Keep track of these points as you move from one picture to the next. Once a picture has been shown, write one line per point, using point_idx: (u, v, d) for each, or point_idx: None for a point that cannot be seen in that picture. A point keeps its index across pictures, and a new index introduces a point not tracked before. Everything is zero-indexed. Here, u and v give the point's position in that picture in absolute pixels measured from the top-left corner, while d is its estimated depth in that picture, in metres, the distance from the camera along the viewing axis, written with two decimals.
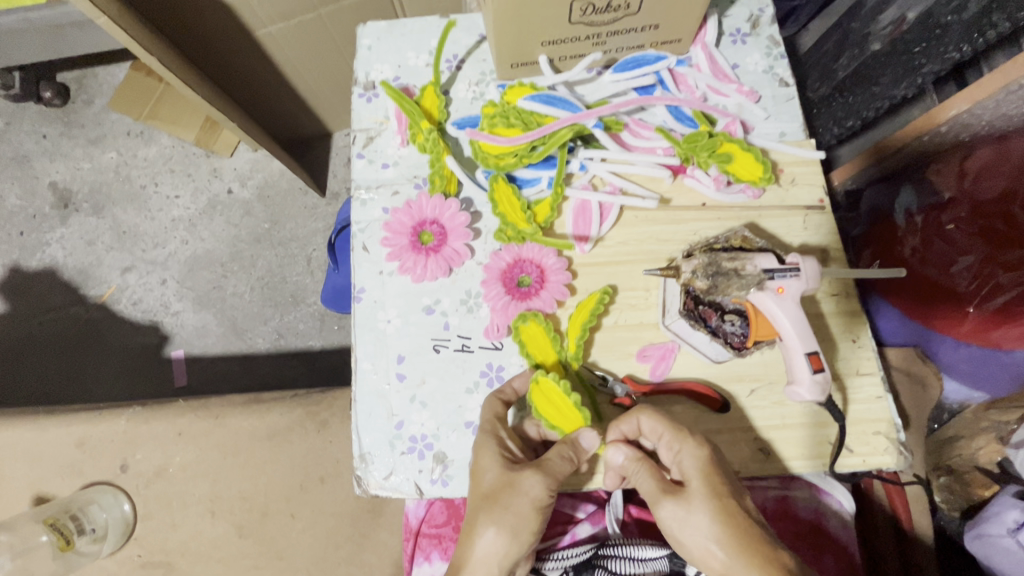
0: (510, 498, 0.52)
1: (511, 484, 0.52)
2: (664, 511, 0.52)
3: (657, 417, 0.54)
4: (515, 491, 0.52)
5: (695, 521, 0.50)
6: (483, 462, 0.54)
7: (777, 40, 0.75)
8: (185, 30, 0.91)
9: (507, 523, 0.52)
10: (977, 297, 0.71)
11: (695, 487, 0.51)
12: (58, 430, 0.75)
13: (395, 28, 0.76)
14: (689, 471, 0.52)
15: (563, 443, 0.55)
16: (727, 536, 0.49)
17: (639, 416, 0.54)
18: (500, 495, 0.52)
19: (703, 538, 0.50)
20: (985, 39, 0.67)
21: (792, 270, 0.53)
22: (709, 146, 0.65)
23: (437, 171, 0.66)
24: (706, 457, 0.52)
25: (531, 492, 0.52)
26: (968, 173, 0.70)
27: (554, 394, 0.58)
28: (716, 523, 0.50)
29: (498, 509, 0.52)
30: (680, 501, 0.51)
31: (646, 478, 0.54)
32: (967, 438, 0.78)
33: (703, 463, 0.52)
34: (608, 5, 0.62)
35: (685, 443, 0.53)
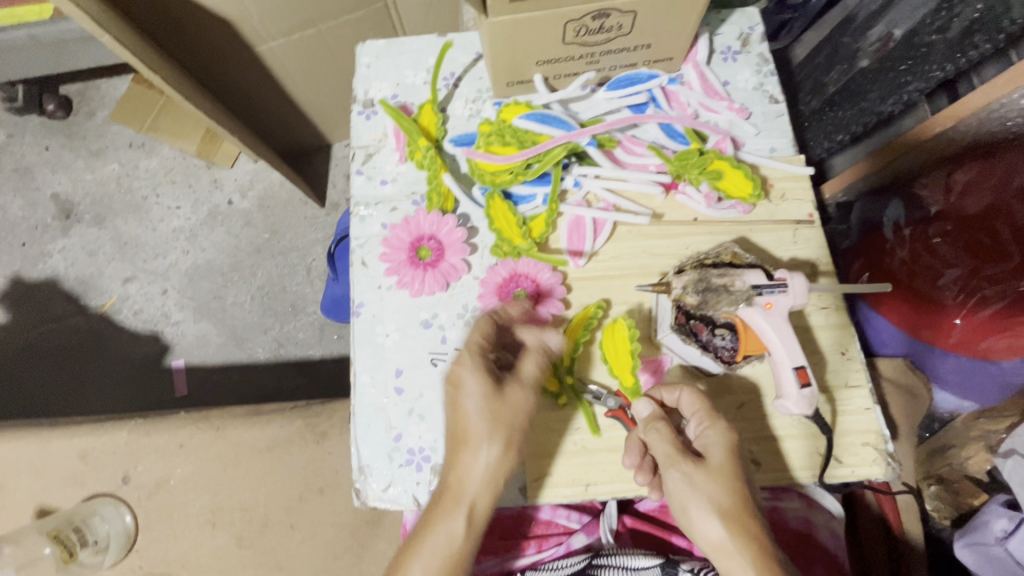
0: (503, 412, 0.54)
1: (501, 399, 0.54)
2: (677, 473, 0.52)
3: (698, 393, 0.55)
4: (506, 403, 0.54)
5: (704, 490, 0.50)
6: (474, 384, 0.54)
7: (767, 57, 0.77)
8: (187, 46, 0.93)
9: (501, 436, 0.54)
10: (964, 309, 0.71)
11: (717, 461, 0.51)
12: (61, 442, 0.76)
13: (393, 47, 0.78)
14: (713, 447, 0.52)
15: (534, 351, 0.57)
16: (733, 513, 0.50)
17: (683, 390, 0.56)
18: (494, 414, 0.54)
19: (707, 505, 0.50)
20: (968, 58, 0.69)
21: (780, 286, 0.55)
22: (700, 163, 0.66)
23: (435, 188, 0.68)
24: (731, 440, 0.53)
25: (520, 403, 0.55)
26: (955, 188, 0.72)
27: (620, 339, 0.62)
28: (727, 494, 0.50)
29: (496, 422, 0.54)
30: (699, 468, 0.51)
31: (664, 440, 0.54)
32: (958, 447, 0.81)
33: (730, 444, 0.52)
34: (601, 26, 0.63)
35: (715, 423, 0.53)
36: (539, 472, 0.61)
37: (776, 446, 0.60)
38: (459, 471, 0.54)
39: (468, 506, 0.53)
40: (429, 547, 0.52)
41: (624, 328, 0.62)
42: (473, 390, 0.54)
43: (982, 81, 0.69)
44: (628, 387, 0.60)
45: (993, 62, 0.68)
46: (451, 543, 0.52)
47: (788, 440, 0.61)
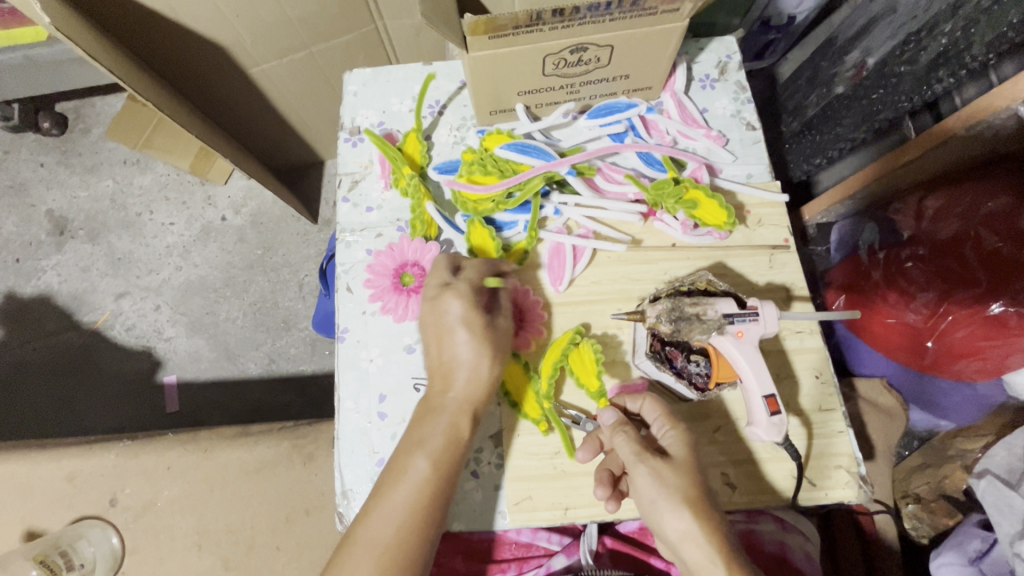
0: (499, 338, 0.60)
1: (497, 327, 0.60)
2: (646, 469, 0.53)
3: (658, 401, 0.58)
4: (501, 332, 0.60)
5: (671, 485, 0.52)
6: (479, 313, 0.58)
7: (744, 85, 0.79)
8: (180, 70, 0.95)
9: (498, 356, 0.59)
10: (934, 332, 0.72)
11: (681, 458, 0.53)
12: (50, 464, 0.77)
13: (380, 75, 0.79)
14: (675, 446, 0.54)
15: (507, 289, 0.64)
16: (701, 507, 0.51)
17: (645, 397, 0.58)
18: (494, 338, 0.59)
19: (673, 500, 0.51)
20: (933, 90, 0.72)
21: (751, 314, 0.57)
22: (675, 193, 0.68)
23: (418, 216, 0.69)
24: (689, 440, 0.55)
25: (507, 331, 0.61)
26: (926, 213, 0.74)
27: (582, 358, 0.64)
28: (692, 489, 0.52)
29: (493, 344, 0.59)
30: (665, 464, 0.53)
31: (628, 440, 0.55)
32: (935, 466, 0.82)
33: (689, 441, 0.54)
34: (580, 59, 0.65)
35: (675, 426, 0.56)
36: (520, 495, 0.62)
37: (751, 469, 0.62)
38: (458, 383, 0.57)
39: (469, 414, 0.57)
40: (433, 448, 0.54)
41: (585, 347, 0.64)
42: (476, 319, 0.58)
43: (964, 100, 0.68)
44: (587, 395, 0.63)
45: (972, 82, 0.67)
46: (452, 446, 0.55)
47: (763, 463, 0.62)
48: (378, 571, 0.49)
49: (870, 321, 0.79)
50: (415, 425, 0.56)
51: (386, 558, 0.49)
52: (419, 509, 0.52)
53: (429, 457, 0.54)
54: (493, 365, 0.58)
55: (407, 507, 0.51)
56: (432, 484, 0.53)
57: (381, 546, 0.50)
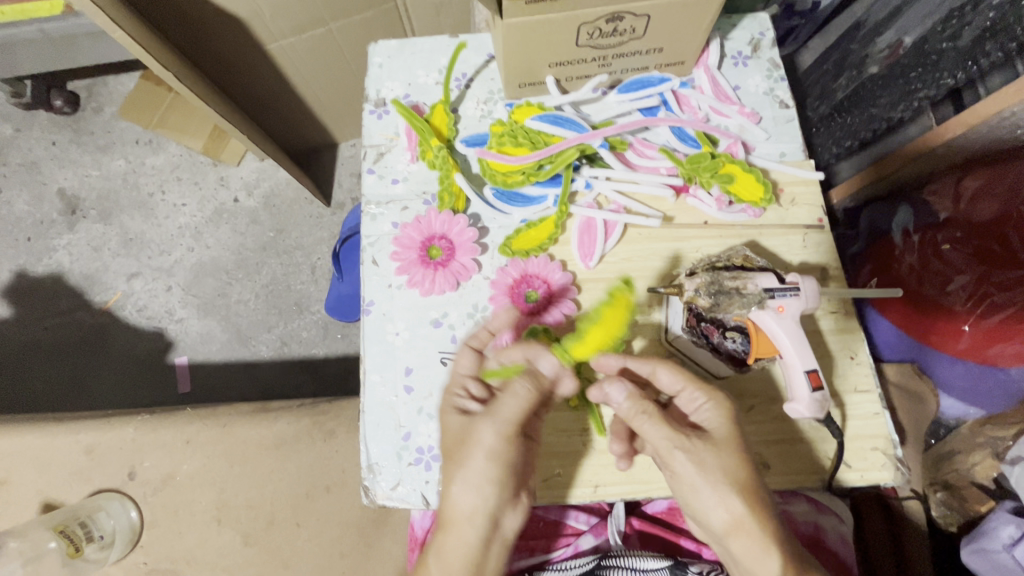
0: (465, 452, 0.52)
1: (464, 438, 0.53)
2: (684, 455, 0.51)
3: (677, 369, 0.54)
4: (467, 442, 0.53)
5: (716, 466, 0.50)
6: (447, 422, 0.56)
7: (777, 63, 0.77)
8: (198, 43, 0.93)
9: (473, 476, 0.52)
10: (974, 315, 0.71)
11: (721, 434, 0.52)
12: (66, 438, 0.76)
13: (406, 47, 0.78)
14: (713, 420, 0.53)
15: (515, 386, 0.53)
16: (748, 488, 0.50)
17: (657, 365, 0.55)
18: (456, 450, 0.53)
19: (721, 485, 0.50)
20: (979, 66, 0.69)
21: (792, 289, 0.55)
22: (711, 167, 0.67)
23: (447, 188, 0.68)
24: (731, 415, 0.53)
25: (483, 442, 0.52)
26: (964, 195, 0.72)
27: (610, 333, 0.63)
28: (740, 468, 0.51)
29: (453, 457, 0.53)
30: (706, 450, 0.51)
31: (657, 424, 0.52)
32: (964, 453, 0.81)
33: (727, 414, 0.53)
34: (615, 29, 0.64)
35: (712, 396, 0.54)
36: (550, 472, 0.61)
37: (785, 449, 0.61)
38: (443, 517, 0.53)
39: (461, 542, 0.52)
40: None
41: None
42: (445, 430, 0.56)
43: (987, 90, 0.68)
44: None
45: (999, 71, 0.67)
46: None
47: (796, 443, 0.61)
48: None
49: (898, 307, 0.78)
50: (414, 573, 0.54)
51: None
52: None
53: None
54: (459, 483, 0.52)
55: None
56: None
57: None
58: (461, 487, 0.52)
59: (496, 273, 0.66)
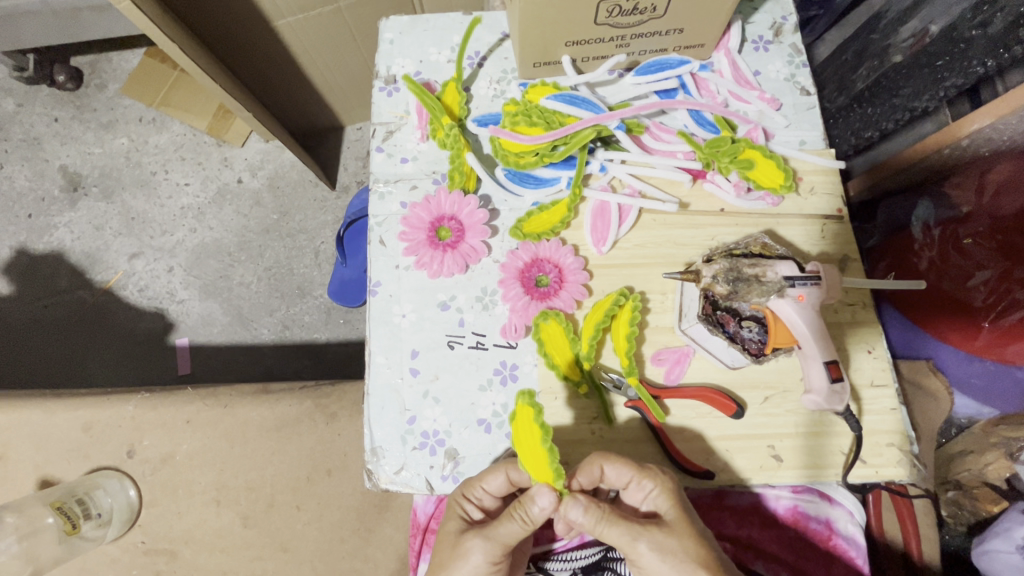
0: (453, 563, 0.52)
1: (454, 548, 0.53)
2: (649, 544, 0.50)
3: (619, 462, 0.53)
4: (456, 553, 0.53)
5: (676, 548, 0.50)
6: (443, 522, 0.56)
7: (799, 48, 0.75)
8: (204, 18, 0.91)
9: None
10: (990, 314, 0.71)
11: (671, 517, 0.52)
12: (64, 415, 0.74)
13: (417, 23, 0.76)
14: (660, 504, 0.52)
15: (513, 515, 0.51)
16: (707, 558, 0.49)
17: (603, 462, 0.53)
18: (445, 556, 0.53)
19: (691, 565, 0.49)
20: (1011, 54, 0.67)
21: (813, 278, 0.53)
22: (732, 151, 0.65)
23: (458, 167, 0.65)
24: (671, 485, 0.53)
25: (474, 559, 0.52)
26: (988, 187, 0.70)
27: (619, 326, 0.61)
28: (697, 549, 0.50)
29: (437, 562, 0.54)
30: (662, 530, 0.51)
31: (614, 525, 0.51)
32: (976, 453, 0.77)
33: (672, 494, 0.52)
34: (635, 7, 0.62)
35: (655, 478, 0.53)
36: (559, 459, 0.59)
37: (796, 443, 0.60)
38: None
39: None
40: None
41: (628, 305, 0.61)
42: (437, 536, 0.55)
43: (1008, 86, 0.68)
44: (626, 369, 0.59)
45: (1018, 68, 0.67)
46: None
47: (812, 437, 0.60)
48: None
49: (925, 313, 0.76)
50: None
51: None
52: None
53: None
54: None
55: None
56: None
57: None
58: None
59: (506, 257, 0.65)
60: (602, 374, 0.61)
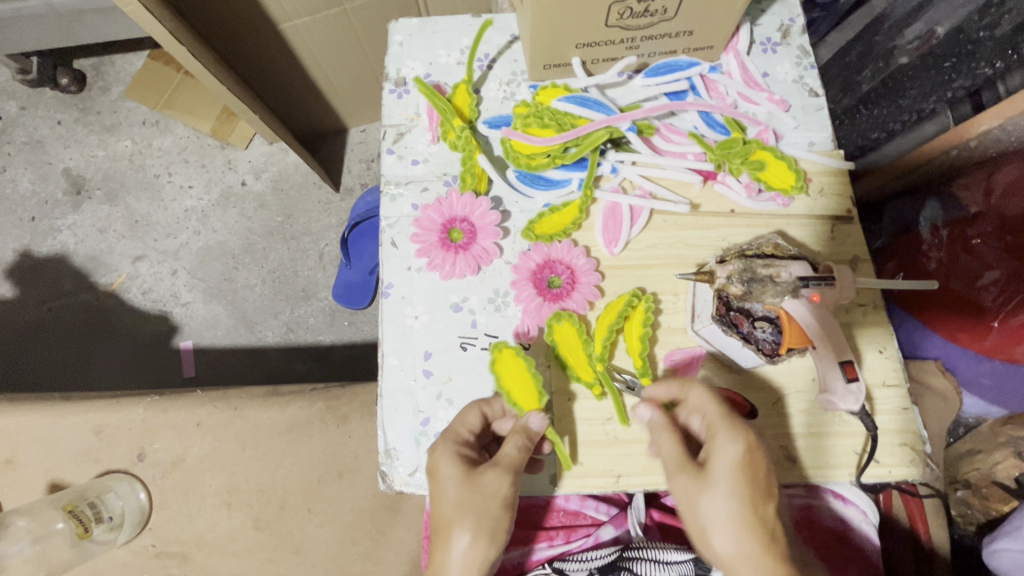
0: (481, 502, 0.51)
1: (476, 488, 0.51)
2: (676, 489, 0.50)
3: (711, 394, 0.53)
4: (480, 492, 0.51)
5: (713, 501, 0.48)
6: (446, 467, 0.52)
7: (807, 50, 0.75)
8: (211, 19, 0.91)
9: (483, 525, 0.50)
10: (1002, 311, 0.70)
11: (721, 472, 0.49)
12: (74, 418, 0.74)
13: (427, 26, 0.76)
14: (719, 457, 0.49)
15: (516, 433, 0.54)
16: (745, 519, 0.47)
17: (690, 392, 0.53)
18: (469, 499, 0.51)
19: (719, 520, 0.48)
20: (1019, 55, 0.67)
21: (826, 278, 0.54)
22: (743, 152, 0.65)
23: (469, 169, 0.66)
24: (739, 452, 0.49)
25: (499, 490, 0.51)
26: (995, 189, 0.70)
27: (632, 328, 0.61)
28: (734, 508, 0.48)
29: (460, 508, 0.51)
30: (703, 481, 0.49)
31: (669, 443, 0.52)
32: (985, 452, 0.78)
33: (739, 456, 0.49)
34: (646, 9, 0.62)
35: (727, 431, 0.50)
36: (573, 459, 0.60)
37: (811, 442, 0.60)
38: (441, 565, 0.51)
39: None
40: None
41: (641, 306, 0.61)
42: (449, 479, 0.52)
43: (1008, 89, 0.68)
44: (640, 371, 0.60)
45: (1021, 69, 0.67)
46: None
47: (825, 437, 0.60)
48: None
49: (936, 316, 0.76)
50: None
51: None
52: None
53: None
54: (443, 541, 0.51)
55: None
56: None
57: None
58: (447, 546, 0.51)
59: (518, 257, 0.65)
60: (615, 374, 0.61)
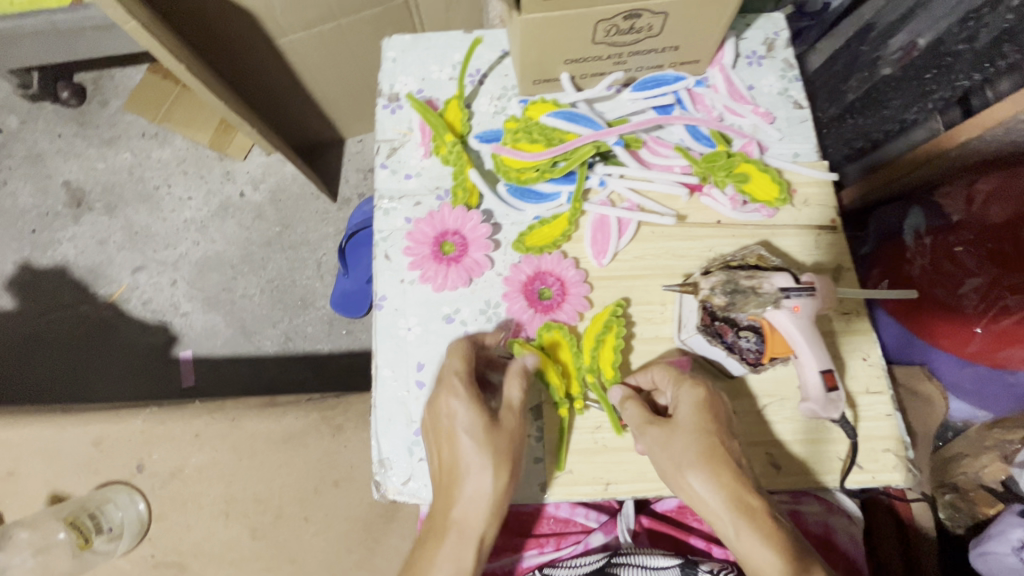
0: (501, 440, 0.54)
1: (490, 425, 0.54)
2: (649, 438, 0.54)
3: (666, 366, 0.59)
4: (498, 430, 0.54)
5: (678, 443, 0.53)
6: (459, 406, 0.54)
7: (791, 63, 0.77)
8: (208, 36, 0.92)
9: (504, 466, 0.54)
10: (985, 318, 0.70)
11: (686, 416, 0.54)
12: (74, 430, 0.76)
13: (419, 42, 0.78)
14: (684, 404, 0.54)
15: (517, 375, 0.56)
16: (714, 454, 0.52)
17: (653, 371, 0.59)
18: (490, 436, 0.54)
19: (688, 458, 0.52)
20: (994, 69, 0.69)
21: (807, 289, 0.55)
22: (727, 166, 0.67)
23: (460, 183, 0.68)
24: (703, 396, 0.55)
25: (514, 429, 0.55)
26: (977, 196, 0.72)
27: (608, 342, 0.62)
28: (699, 446, 0.52)
29: (483, 445, 0.53)
30: (668, 428, 0.54)
31: (633, 408, 0.57)
32: (971, 456, 0.80)
33: (699, 400, 0.54)
34: (632, 26, 0.63)
35: (683, 384, 0.56)
36: (561, 468, 0.61)
37: (796, 449, 0.61)
38: (460, 502, 0.54)
39: (446, 555, 0.53)
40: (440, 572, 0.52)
41: (616, 323, 0.63)
42: (462, 419, 0.54)
43: (996, 95, 0.70)
44: (609, 378, 0.62)
45: (1007, 77, 0.69)
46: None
47: (809, 444, 0.61)
48: None
49: (920, 319, 0.76)
50: (426, 548, 0.54)
51: None
52: None
53: None
54: (474, 482, 0.53)
55: None
56: None
57: None
58: (476, 486, 0.53)
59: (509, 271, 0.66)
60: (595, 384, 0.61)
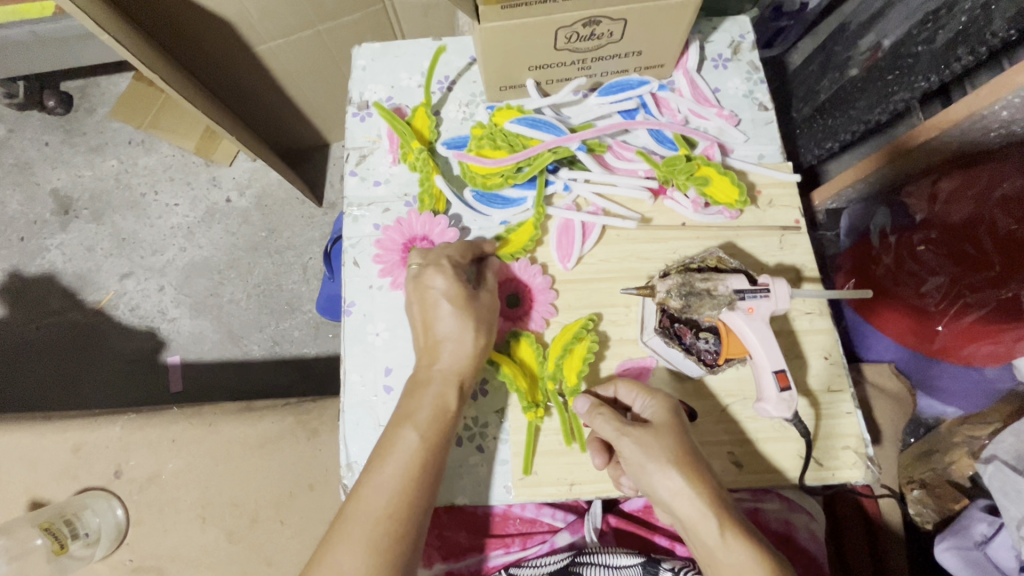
0: (479, 309, 0.59)
1: (469, 295, 0.59)
2: (630, 440, 0.52)
3: (631, 381, 0.59)
4: (478, 300, 0.59)
5: (655, 447, 0.52)
6: (442, 276, 0.59)
7: (757, 65, 0.78)
8: (187, 45, 0.93)
9: (482, 328, 0.59)
10: (946, 316, 0.72)
11: (661, 421, 0.54)
12: (54, 437, 0.77)
13: (389, 49, 0.79)
14: (656, 412, 0.55)
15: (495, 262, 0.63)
16: (689, 459, 0.52)
17: (617, 383, 0.59)
18: (470, 302, 0.58)
19: (666, 461, 0.51)
20: (951, 70, 0.70)
21: (762, 290, 0.57)
22: (687, 169, 0.68)
23: (426, 190, 0.69)
24: (671, 401, 0.56)
25: (491, 304, 0.60)
26: (938, 197, 0.72)
27: (576, 354, 0.63)
28: (677, 451, 0.52)
29: (463, 308, 0.58)
30: (648, 431, 0.53)
31: (609, 421, 0.55)
32: (941, 452, 0.81)
33: (670, 406, 0.55)
34: (592, 33, 0.64)
35: (654, 395, 0.56)
36: (526, 469, 0.62)
37: (757, 448, 0.62)
38: (443, 359, 0.58)
39: (429, 398, 0.56)
40: (421, 415, 0.55)
41: (585, 338, 0.63)
42: (444, 288, 0.58)
43: (973, 87, 0.69)
44: (569, 387, 0.62)
45: (983, 73, 0.68)
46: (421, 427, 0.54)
47: (771, 443, 0.62)
48: (376, 538, 0.49)
49: (885, 316, 0.79)
50: (405, 402, 0.56)
51: (385, 526, 0.50)
52: (412, 482, 0.52)
53: (417, 431, 0.54)
54: (453, 340, 0.57)
55: (399, 482, 0.52)
56: (421, 457, 0.53)
57: (379, 517, 0.50)
58: (456, 346, 0.58)
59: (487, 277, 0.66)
60: (556, 392, 0.62)
